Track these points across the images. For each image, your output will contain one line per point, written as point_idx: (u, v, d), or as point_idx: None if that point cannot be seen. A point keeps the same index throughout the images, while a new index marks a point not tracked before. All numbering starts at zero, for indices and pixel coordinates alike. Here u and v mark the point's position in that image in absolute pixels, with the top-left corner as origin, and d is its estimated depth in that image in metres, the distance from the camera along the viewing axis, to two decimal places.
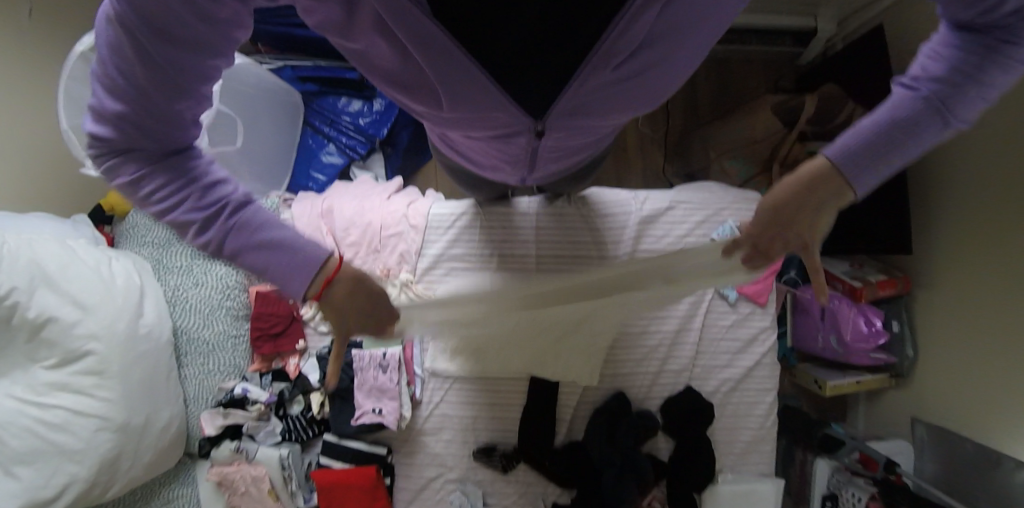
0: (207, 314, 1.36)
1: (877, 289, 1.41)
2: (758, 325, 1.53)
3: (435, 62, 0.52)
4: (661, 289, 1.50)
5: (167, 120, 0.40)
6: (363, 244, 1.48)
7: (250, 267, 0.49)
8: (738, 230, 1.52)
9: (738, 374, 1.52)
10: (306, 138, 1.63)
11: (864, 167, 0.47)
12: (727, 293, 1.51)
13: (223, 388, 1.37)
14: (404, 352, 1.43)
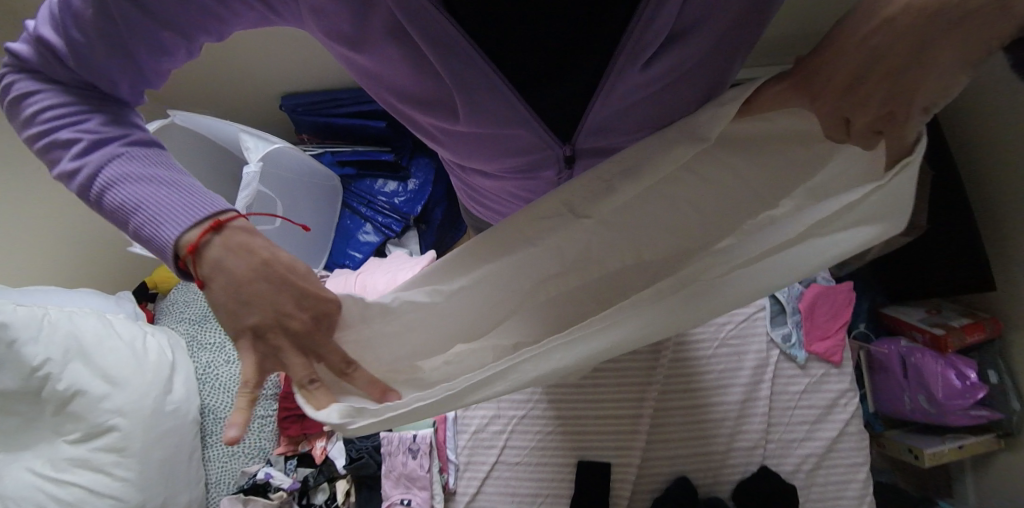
0: (237, 392, 1.34)
1: (965, 336, 1.23)
2: (834, 388, 1.34)
3: (450, 61, 0.55)
4: (721, 351, 1.38)
5: (103, 66, 0.46)
6: None
7: (123, 207, 0.46)
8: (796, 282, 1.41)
9: (819, 448, 1.30)
10: (345, 219, 1.71)
11: None
12: (794, 353, 1.36)
13: (246, 472, 1.31)
14: (436, 434, 1.37)
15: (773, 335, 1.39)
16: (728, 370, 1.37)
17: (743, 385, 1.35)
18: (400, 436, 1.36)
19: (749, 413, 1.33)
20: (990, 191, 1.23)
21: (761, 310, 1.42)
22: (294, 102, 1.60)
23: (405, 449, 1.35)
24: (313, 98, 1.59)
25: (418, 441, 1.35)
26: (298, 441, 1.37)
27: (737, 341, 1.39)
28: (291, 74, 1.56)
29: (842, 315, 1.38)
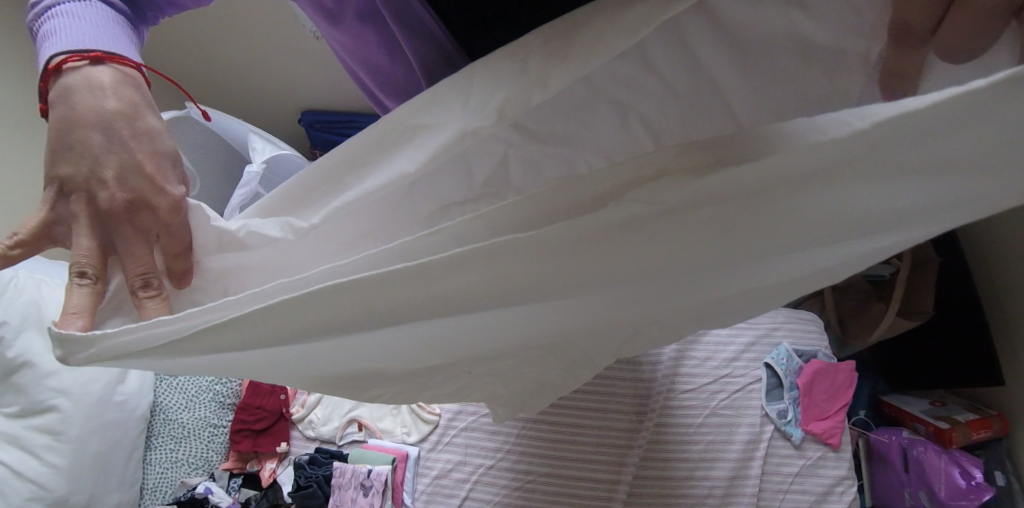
0: (194, 395, 1.28)
1: (971, 432, 1.14)
2: (829, 474, 1.21)
3: (418, 45, 0.53)
4: (711, 420, 1.25)
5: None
6: None
7: (41, 32, 0.44)
8: (794, 354, 1.31)
9: None
10: None
11: None
12: (790, 430, 1.24)
13: (185, 483, 1.22)
14: (393, 473, 1.25)
15: (768, 410, 1.25)
16: (716, 442, 1.22)
17: (732, 461, 1.21)
18: (355, 470, 1.25)
19: (735, 493, 1.18)
20: (998, 276, 1.18)
21: (756, 381, 1.29)
22: (311, 118, 1.65)
23: (357, 485, 1.24)
24: (329, 117, 1.64)
25: (373, 477, 1.24)
26: (247, 459, 1.30)
27: (729, 410, 1.26)
28: (312, 93, 1.62)
29: (841, 396, 1.29)
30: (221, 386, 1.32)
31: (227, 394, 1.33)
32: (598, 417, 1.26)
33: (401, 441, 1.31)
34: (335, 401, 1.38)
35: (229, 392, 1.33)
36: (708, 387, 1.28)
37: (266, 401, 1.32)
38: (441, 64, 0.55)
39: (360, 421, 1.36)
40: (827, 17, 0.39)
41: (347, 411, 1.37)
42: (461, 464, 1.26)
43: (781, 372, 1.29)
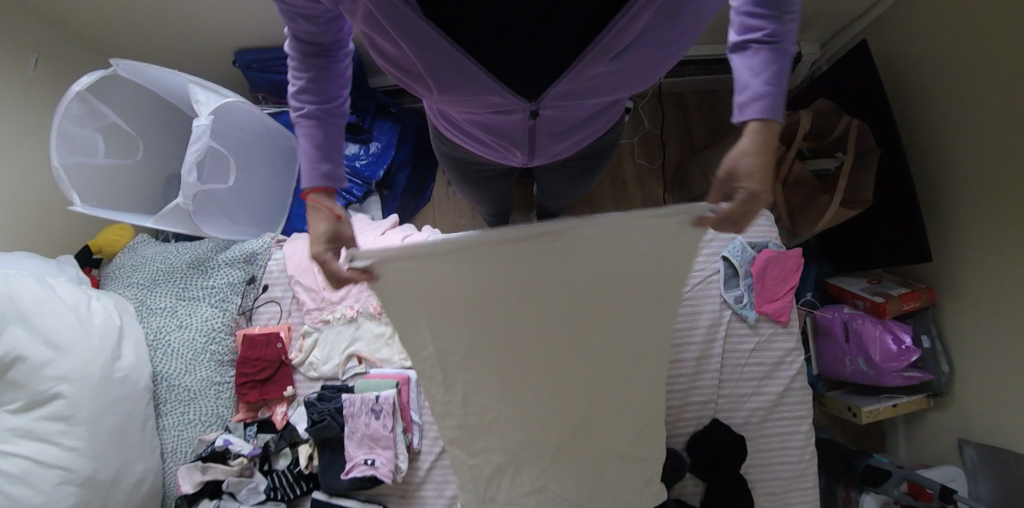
0: (191, 359, 1.26)
1: (900, 303, 1.33)
2: (781, 347, 1.25)
3: (423, 49, 0.53)
4: (678, 311, 1.25)
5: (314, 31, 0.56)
6: (354, 280, 1.36)
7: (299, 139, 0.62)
8: (749, 245, 1.21)
9: (767, 404, 1.23)
10: (303, 183, 1.60)
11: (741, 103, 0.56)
12: (746, 314, 1.24)
13: (203, 440, 1.26)
14: (399, 395, 1.29)
15: (725, 298, 1.25)
16: (682, 330, 1.25)
17: (698, 344, 1.24)
18: (364, 400, 1.25)
19: (704, 370, 1.23)
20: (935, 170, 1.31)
21: (714, 273, 1.26)
22: (249, 58, 1.47)
23: (367, 410, 1.25)
24: (269, 54, 1.47)
25: (382, 401, 1.25)
26: (258, 405, 1.32)
27: (692, 300, 1.26)
28: (240, 30, 1.42)
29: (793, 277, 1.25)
30: (216, 345, 1.29)
31: (224, 352, 1.30)
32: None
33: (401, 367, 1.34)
34: (331, 341, 1.35)
35: (227, 350, 1.31)
36: None
37: (264, 351, 1.30)
38: (460, 75, 0.56)
39: (359, 355, 1.34)
40: None
41: (345, 347, 1.35)
42: None
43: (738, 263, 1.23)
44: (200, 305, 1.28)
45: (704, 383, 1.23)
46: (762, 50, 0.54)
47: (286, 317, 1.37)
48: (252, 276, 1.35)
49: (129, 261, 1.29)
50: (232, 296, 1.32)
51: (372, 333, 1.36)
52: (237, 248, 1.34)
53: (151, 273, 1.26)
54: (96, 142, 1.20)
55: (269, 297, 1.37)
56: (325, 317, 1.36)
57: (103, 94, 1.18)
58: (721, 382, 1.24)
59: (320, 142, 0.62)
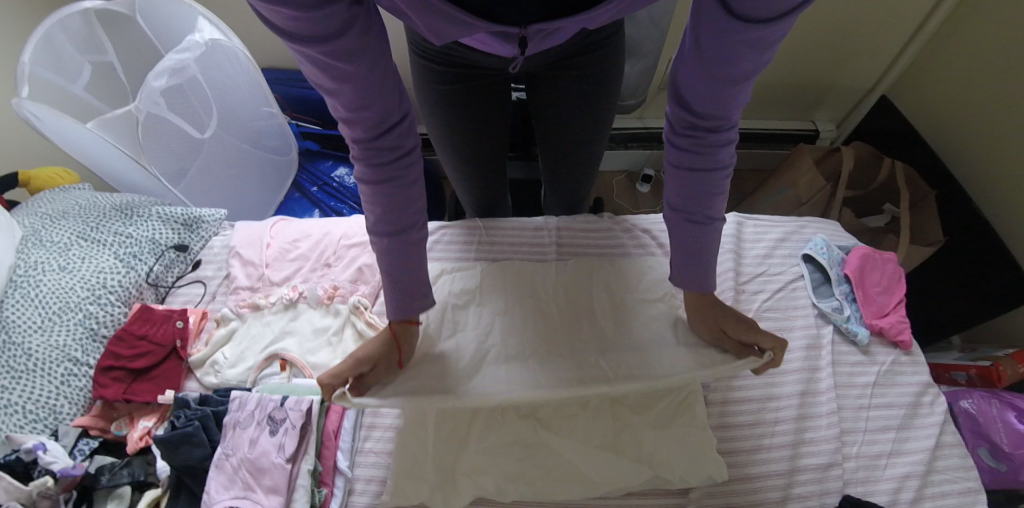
0: (53, 314, 0.92)
1: (1014, 364, 1.10)
2: (912, 381, 0.92)
3: (423, 12, 0.59)
4: (760, 326, 0.94)
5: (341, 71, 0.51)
6: (312, 263, 1.07)
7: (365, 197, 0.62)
8: (833, 243, 0.99)
9: (920, 468, 0.85)
10: (290, 200, 1.45)
11: (686, 237, 0.66)
12: (855, 330, 0.93)
13: (10, 439, 0.82)
14: (326, 413, 0.89)
15: (821, 306, 0.95)
16: (772, 358, 0.92)
17: (796, 377, 0.90)
18: (261, 399, 0.88)
19: (813, 415, 0.88)
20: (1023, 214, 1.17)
21: (799, 277, 0.99)
22: (272, 74, 1.44)
23: (262, 421, 0.86)
24: (295, 72, 1.45)
25: (287, 408, 0.86)
26: (116, 411, 0.91)
27: (778, 312, 0.95)
28: (268, 46, 1.40)
29: (896, 289, 0.97)
30: (96, 308, 0.95)
31: (103, 322, 0.95)
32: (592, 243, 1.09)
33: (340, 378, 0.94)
34: (251, 334, 1.00)
35: (110, 321, 0.96)
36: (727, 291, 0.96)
37: (156, 329, 0.96)
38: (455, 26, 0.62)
39: (283, 355, 0.96)
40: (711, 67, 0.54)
41: (267, 343, 0.98)
42: None
43: (827, 263, 0.98)
44: (101, 252, 1.00)
45: (819, 437, 0.86)
46: (689, 173, 0.62)
47: (207, 300, 1.05)
48: (184, 244, 1.07)
49: (51, 195, 1.07)
50: (147, 257, 1.03)
51: (311, 328, 1.00)
52: (181, 209, 1.10)
53: (60, 207, 1.04)
54: (82, 72, 1.07)
55: (196, 275, 1.08)
56: (253, 301, 1.03)
57: (111, 31, 1.09)
58: (843, 434, 0.87)
59: (396, 261, 0.65)
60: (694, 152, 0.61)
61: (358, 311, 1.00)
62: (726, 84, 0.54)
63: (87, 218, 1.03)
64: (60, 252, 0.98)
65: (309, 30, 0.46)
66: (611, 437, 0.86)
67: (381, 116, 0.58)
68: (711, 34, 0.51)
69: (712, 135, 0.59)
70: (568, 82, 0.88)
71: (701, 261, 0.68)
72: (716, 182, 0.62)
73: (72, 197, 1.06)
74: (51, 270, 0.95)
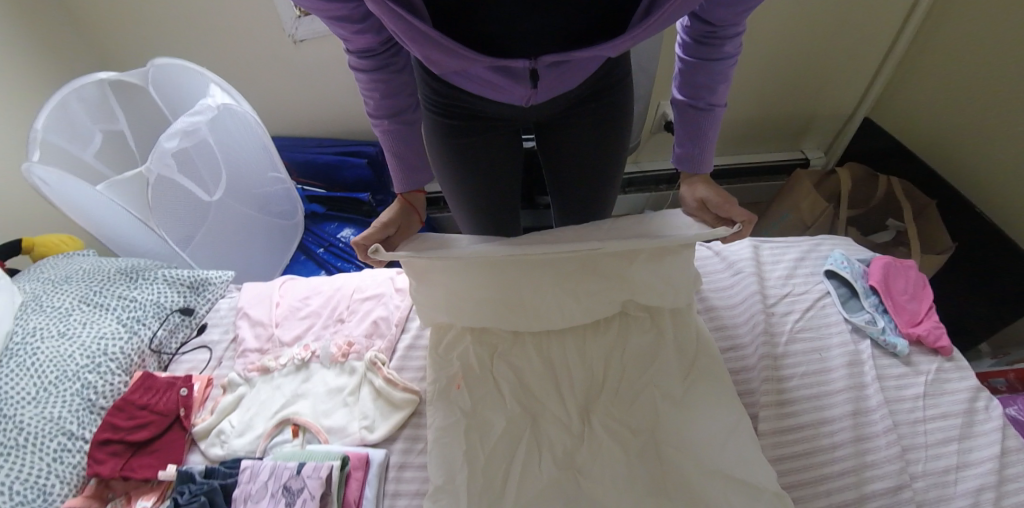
0: (49, 384, 0.86)
1: None
2: (961, 387, 0.89)
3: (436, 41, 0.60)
4: (793, 348, 0.90)
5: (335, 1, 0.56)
6: (323, 319, 0.99)
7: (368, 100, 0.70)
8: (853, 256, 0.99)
9: (992, 479, 0.80)
10: (295, 263, 1.43)
11: (688, 132, 0.68)
12: (892, 341, 0.91)
13: None
14: (348, 482, 0.77)
15: (853, 320, 0.93)
16: (815, 376, 0.88)
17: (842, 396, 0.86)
18: (275, 467, 0.77)
19: (868, 435, 0.83)
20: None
21: (826, 295, 0.97)
22: (278, 141, 1.47)
23: (275, 492, 0.75)
24: (299, 139, 1.48)
25: (305, 475, 0.75)
26: (112, 491, 0.83)
27: (811, 333, 0.92)
28: (274, 115, 1.44)
29: (924, 296, 0.96)
30: (96, 377, 0.89)
31: (103, 392, 0.89)
32: None
33: (359, 440, 0.83)
34: (259, 400, 0.90)
35: (110, 390, 0.90)
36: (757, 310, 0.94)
37: (158, 398, 0.89)
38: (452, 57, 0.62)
39: (296, 419, 0.85)
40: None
41: (279, 408, 0.88)
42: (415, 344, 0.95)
43: (851, 276, 0.97)
44: (103, 317, 0.95)
45: (881, 459, 0.81)
46: (693, 68, 0.64)
47: (215, 365, 0.98)
48: (189, 307, 1.03)
49: (53, 261, 1.04)
50: (151, 321, 0.98)
51: (324, 388, 0.89)
52: (187, 271, 1.06)
53: (60, 275, 1.00)
54: (94, 139, 1.12)
55: (201, 340, 1.02)
56: (263, 363, 0.93)
57: (123, 100, 1.16)
58: (904, 450, 0.83)
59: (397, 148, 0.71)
60: (703, 49, 0.63)
61: (375, 365, 0.90)
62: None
63: (89, 284, 0.99)
64: (60, 318, 0.93)
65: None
66: (660, 475, 0.77)
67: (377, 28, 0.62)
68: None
69: (717, 41, 0.62)
70: (579, 127, 0.89)
71: (704, 144, 0.69)
72: (719, 77, 0.64)
73: (75, 263, 1.03)
74: (49, 337, 0.90)
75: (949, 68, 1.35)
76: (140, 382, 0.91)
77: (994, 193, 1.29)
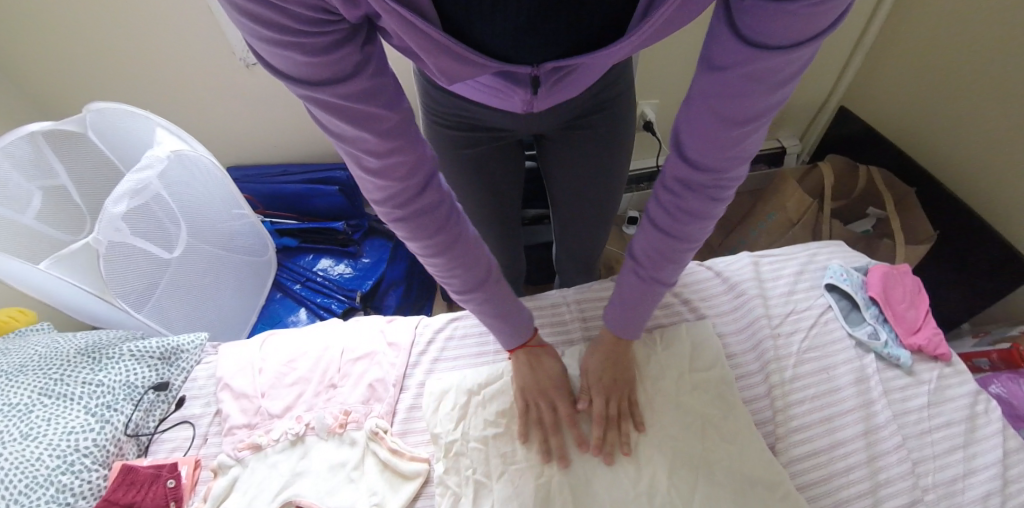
0: (19, 495, 0.78)
1: None
2: (962, 393, 0.91)
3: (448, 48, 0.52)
4: (804, 369, 0.91)
5: (352, 108, 0.44)
6: (312, 385, 0.92)
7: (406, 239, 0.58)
8: (850, 268, 0.99)
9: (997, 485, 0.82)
10: (271, 303, 1.34)
11: (626, 301, 0.73)
12: (895, 353, 0.92)
13: None
14: None
15: (857, 335, 0.93)
16: (827, 401, 0.88)
17: (853, 418, 0.87)
18: None
19: (881, 454, 0.84)
20: (999, 207, 1.25)
21: (828, 309, 0.97)
22: (237, 173, 1.35)
23: None
24: (260, 168, 1.37)
25: None
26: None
27: (817, 352, 0.92)
28: (230, 144, 1.32)
29: (920, 302, 0.97)
30: (71, 478, 0.81)
31: (80, 492, 0.81)
32: None
33: None
34: (256, 482, 0.84)
35: (88, 489, 0.82)
36: (765, 336, 0.93)
37: (144, 493, 0.82)
38: (467, 65, 0.56)
39: (299, 501, 0.80)
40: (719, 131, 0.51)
41: (280, 489, 0.82)
42: (417, 403, 0.90)
43: (852, 289, 0.97)
44: (69, 409, 0.87)
45: (894, 476, 0.83)
46: (667, 227, 0.61)
47: (199, 444, 0.90)
48: (164, 381, 0.94)
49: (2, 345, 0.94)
50: (124, 404, 0.90)
51: (326, 464, 0.84)
52: (156, 340, 0.98)
53: (12, 363, 0.89)
54: (33, 200, 0.99)
55: (181, 416, 0.94)
56: (253, 440, 0.87)
57: (62, 151, 1.02)
58: (914, 465, 0.84)
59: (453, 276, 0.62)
60: (687, 207, 0.58)
61: (377, 434, 0.85)
62: (730, 130, 0.51)
63: (47, 371, 0.89)
64: (21, 417, 0.84)
65: (315, 62, 0.40)
66: None
67: (400, 152, 0.49)
68: (716, 81, 0.49)
69: (705, 193, 0.57)
70: (583, 137, 0.87)
71: (634, 316, 0.75)
72: (701, 230, 0.61)
73: (29, 346, 0.93)
74: (12, 440, 0.82)
75: (920, 53, 1.34)
76: (120, 477, 0.83)
77: (964, 180, 1.31)
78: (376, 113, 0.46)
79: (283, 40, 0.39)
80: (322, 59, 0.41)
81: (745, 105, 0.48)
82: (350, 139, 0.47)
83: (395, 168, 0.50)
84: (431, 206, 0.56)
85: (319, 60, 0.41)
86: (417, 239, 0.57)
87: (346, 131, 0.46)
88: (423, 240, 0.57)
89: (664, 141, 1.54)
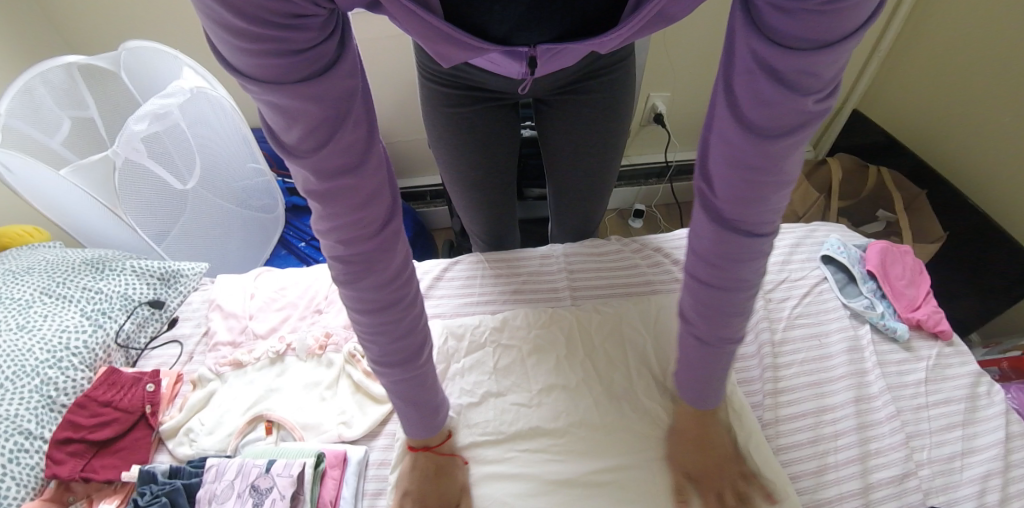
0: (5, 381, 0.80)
1: None
2: (963, 373, 0.86)
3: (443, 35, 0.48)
4: (793, 334, 0.89)
5: (314, 112, 0.36)
6: (299, 312, 0.95)
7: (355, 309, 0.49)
8: (848, 242, 0.98)
9: (998, 466, 0.77)
10: (275, 258, 1.37)
11: (695, 384, 0.65)
12: (890, 326, 0.89)
13: None
14: (324, 483, 0.73)
15: (852, 305, 0.92)
16: (813, 367, 0.86)
17: (841, 383, 0.84)
18: (242, 466, 0.72)
19: (872, 423, 0.80)
20: (1013, 210, 1.21)
21: (823, 280, 0.96)
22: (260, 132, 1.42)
23: (242, 493, 0.70)
24: None
25: (277, 474, 0.70)
26: (72, 494, 0.76)
27: (807, 320, 0.91)
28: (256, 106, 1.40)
29: (921, 282, 0.94)
30: (56, 372, 0.83)
31: (63, 388, 0.83)
32: (605, 273, 1.02)
33: (338, 439, 0.79)
34: (232, 395, 0.85)
35: (71, 387, 0.83)
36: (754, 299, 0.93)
37: (123, 394, 0.83)
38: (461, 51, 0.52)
39: (269, 416, 0.81)
40: (753, 153, 0.41)
41: (253, 403, 0.84)
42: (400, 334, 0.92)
43: (848, 261, 0.96)
44: (66, 309, 0.90)
45: (886, 446, 0.78)
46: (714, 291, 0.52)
47: (184, 359, 0.92)
48: (159, 299, 0.97)
49: (17, 252, 0.99)
50: (117, 314, 0.93)
51: (300, 384, 0.85)
52: (157, 262, 1.01)
53: (20, 267, 0.94)
54: (62, 126, 1.05)
55: (172, 334, 0.96)
56: (236, 357, 0.89)
57: (94, 85, 1.09)
58: (908, 438, 0.79)
59: (399, 354, 0.53)
60: (718, 267, 0.50)
61: (355, 359, 0.87)
62: (765, 144, 0.40)
63: (51, 275, 0.93)
64: (20, 310, 0.87)
65: (294, 58, 0.33)
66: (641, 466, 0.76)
67: (364, 184, 0.41)
68: (748, 85, 0.39)
69: (747, 239, 0.47)
70: (581, 106, 0.83)
71: (707, 378, 0.63)
72: (736, 296, 0.52)
73: (38, 254, 0.97)
74: (6, 330, 0.84)
75: (939, 58, 1.33)
76: (102, 378, 0.85)
77: (978, 185, 1.28)
78: (343, 125, 0.38)
79: (256, 33, 0.31)
80: (306, 54, 0.33)
81: (778, 113, 0.38)
82: (303, 154, 0.38)
83: (350, 195, 0.41)
84: (392, 256, 0.46)
85: (282, 55, 0.32)
86: (369, 311, 0.48)
87: (307, 146, 0.37)
88: (377, 312, 0.48)
89: (673, 136, 1.55)
